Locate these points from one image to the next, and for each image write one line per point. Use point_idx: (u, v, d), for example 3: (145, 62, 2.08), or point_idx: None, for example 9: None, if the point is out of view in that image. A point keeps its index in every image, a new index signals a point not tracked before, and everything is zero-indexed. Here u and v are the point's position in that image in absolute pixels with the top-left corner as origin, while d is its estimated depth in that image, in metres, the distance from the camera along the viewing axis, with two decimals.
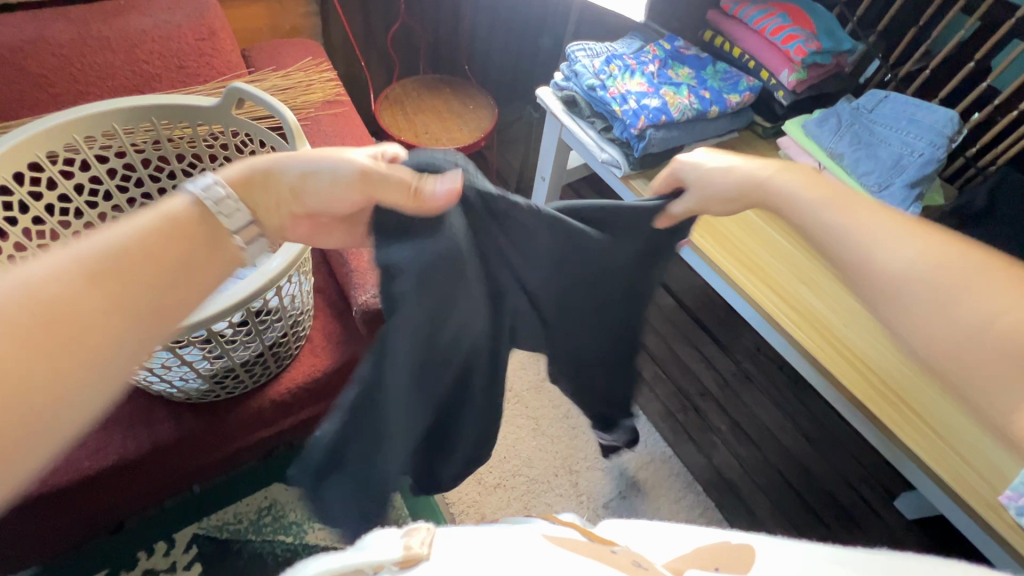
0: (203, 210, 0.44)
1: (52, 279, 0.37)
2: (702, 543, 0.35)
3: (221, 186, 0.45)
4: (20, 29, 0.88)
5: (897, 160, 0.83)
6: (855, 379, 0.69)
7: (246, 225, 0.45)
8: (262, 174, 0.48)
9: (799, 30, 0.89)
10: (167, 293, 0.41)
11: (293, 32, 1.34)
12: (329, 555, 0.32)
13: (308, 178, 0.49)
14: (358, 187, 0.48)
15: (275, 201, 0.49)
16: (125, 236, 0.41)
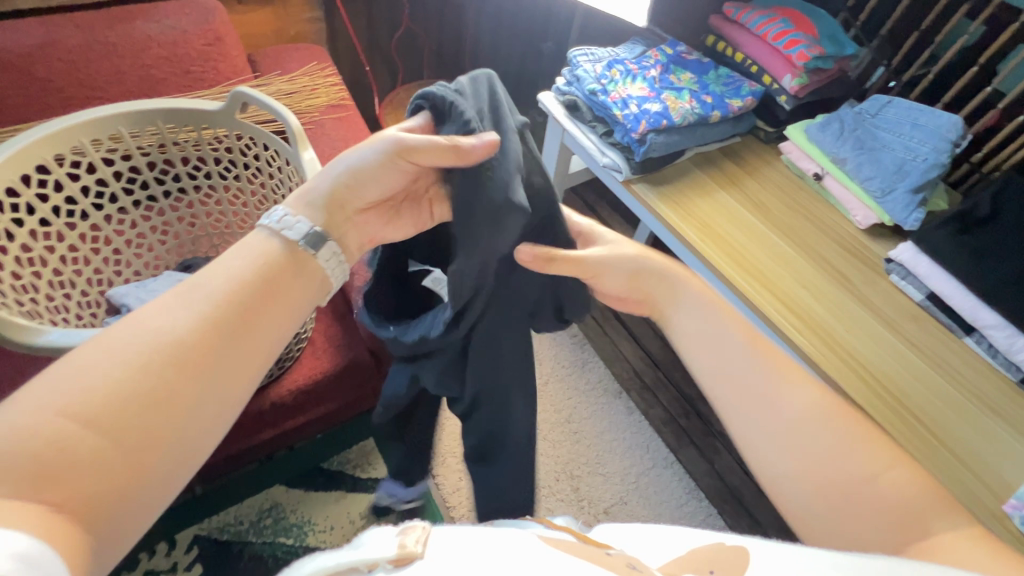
0: (282, 239, 0.43)
1: (174, 320, 0.37)
2: (697, 545, 0.35)
3: (288, 212, 0.45)
4: (30, 34, 0.90)
5: (899, 166, 0.82)
6: (857, 384, 0.69)
7: (311, 234, 0.44)
8: (315, 192, 0.48)
9: (801, 34, 0.89)
10: (262, 315, 0.40)
11: (298, 38, 1.35)
12: (324, 553, 0.32)
13: (358, 179, 0.48)
14: (401, 157, 0.48)
15: (336, 208, 0.48)
16: (208, 270, 0.40)
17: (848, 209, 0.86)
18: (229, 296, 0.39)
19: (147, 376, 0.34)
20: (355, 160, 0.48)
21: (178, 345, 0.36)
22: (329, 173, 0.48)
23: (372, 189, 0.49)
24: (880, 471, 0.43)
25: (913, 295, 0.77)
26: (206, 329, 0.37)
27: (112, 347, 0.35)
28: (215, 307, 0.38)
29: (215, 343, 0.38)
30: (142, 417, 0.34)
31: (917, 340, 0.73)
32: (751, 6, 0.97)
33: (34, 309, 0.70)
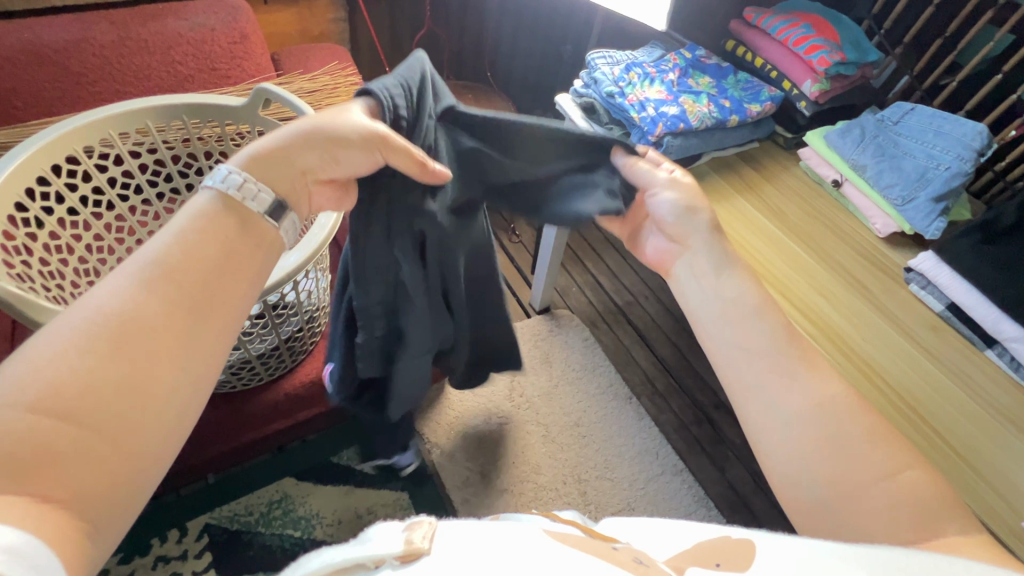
0: (231, 203, 0.41)
1: (126, 297, 0.34)
2: (704, 538, 0.35)
3: (240, 174, 0.42)
4: (65, 30, 0.93)
5: (922, 173, 0.81)
6: (872, 394, 0.67)
7: (273, 205, 0.43)
8: (272, 155, 0.44)
9: (823, 40, 0.89)
10: (222, 291, 0.39)
11: (322, 37, 1.37)
12: (333, 549, 0.33)
13: (322, 154, 0.46)
14: (379, 148, 0.46)
15: (297, 177, 0.46)
16: (163, 246, 0.37)
17: (867, 217, 0.85)
18: (181, 267, 0.37)
19: (96, 357, 0.32)
20: (321, 133, 0.45)
21: (139, 321, 0.34)
22: (291, 138, 0.45)
23: (336, 168, 0.47)
24: (895, 471, 0.42)
25: (932, 305, 0.76)
26: (167, 307, 0.35)
27: (75, 332, 0.33)
28: (169, 280, 0.36)
29: (181, 327, 0.36)
30: (147, 404, 0.33)
31: (936, 351, 0.72)
32: (772, 11, 0.96)
33: (59, 294, 0.72)
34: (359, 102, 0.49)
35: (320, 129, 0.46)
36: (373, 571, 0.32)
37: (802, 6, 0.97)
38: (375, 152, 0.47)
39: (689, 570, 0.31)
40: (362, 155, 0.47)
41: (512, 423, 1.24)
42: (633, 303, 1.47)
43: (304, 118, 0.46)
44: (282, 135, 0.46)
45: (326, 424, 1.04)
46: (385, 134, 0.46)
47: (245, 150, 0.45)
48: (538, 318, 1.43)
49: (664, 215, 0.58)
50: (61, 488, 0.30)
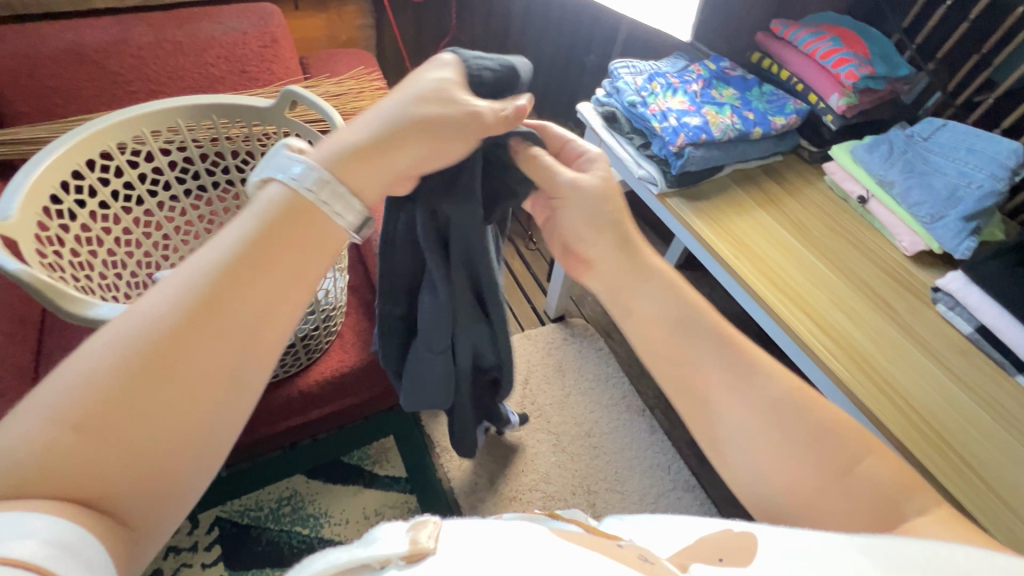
0: (309, 206, 0.39)
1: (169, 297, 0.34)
2: (706, 532, 0.35)
3: (323, 176, 0.40)
4: (105, 31, 0.96)
5: (952, 191, 0.78)
6: (894, 416, 0.65)
7: (357, 212, 0.41)
8: (365, 155, 0.42)
9: (852, 54, 0.87)
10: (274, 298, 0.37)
11: (350, 43, 1.40)
12: (337, 549, 0.33)
13: (427, 146, 0.43)
14: (477, 135, 0.45)
15: (391, 177, 0.44)
16: (221, 249, 0.36)
17: (894, 234, 0.83)
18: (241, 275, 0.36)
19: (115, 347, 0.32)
20: (423, 120, 0.43)
21: (176, 322, 0.34)
22: (390, 130, 0.42)
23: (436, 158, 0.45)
24: (921, 498, 0.41)
25: (960, 327, 0.73)
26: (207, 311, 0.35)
27: (116, 325, 0.34)
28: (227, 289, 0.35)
29: (222, 328, 0.35)
30: None
31: (963, 375, 0.70)
32: (800, 23, 0.95)
33: (88, 284, 0.74)
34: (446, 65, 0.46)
35: (415, 119, 0.43)
36: (379, 572, 0.31)
37: (830, 19, 0.96)
38: (474, 137, 0.45)
39: (693, 566, 0.31)
40: (460, 145, 0.45)
41: (523, 431, 1.24)
42: None
43: (395, 101, 0.43)
44: (372, 128, 0.42)
45: (341, 422, 1.05)
46: (482, 111, 0.45)
47: (335, 148, 0.42)
48: (553, 326, 1.42)
49: (568, 228, 0.53)
50: (71, 476, 0.30)
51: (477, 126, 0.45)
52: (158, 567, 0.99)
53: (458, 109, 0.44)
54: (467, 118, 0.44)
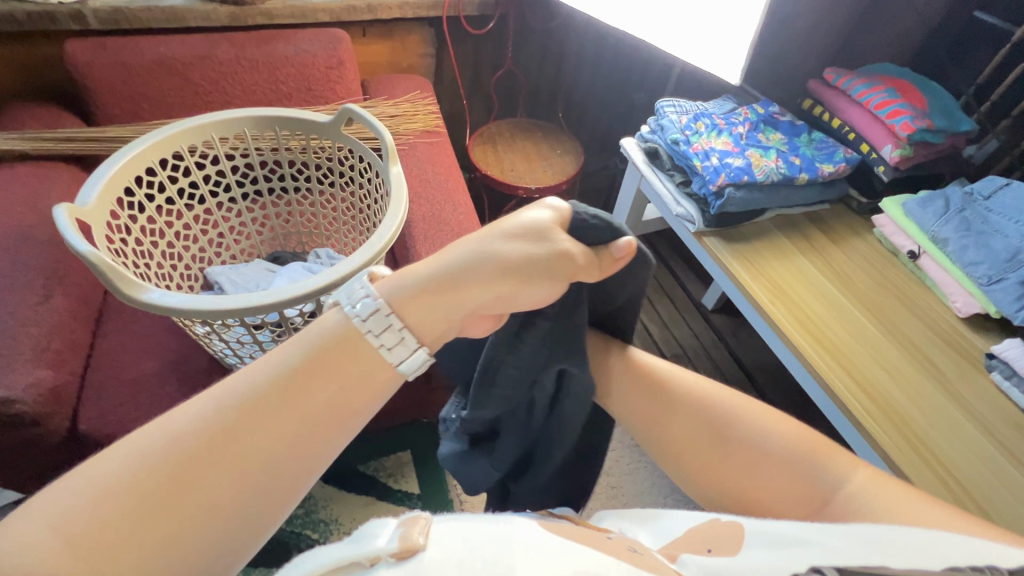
0: (360, 333, 0.44)
1: (263, 372, 0.41)
2: (694, 524, 0.42)
3: (375, 303, 0.44)
4: (192, 47, 1.05)
5: (1014, 253, 0.74)
6: (939, 492, 0.60)
7: (400, 355, 0.44)
8: (441, 291, 0.46)
9: (908, 106, 0.85)
10: (342, 371, 0.43)
11: (409, 69, 1.47)
12: (328, 549, 0.32)
13: (508, 278, 0.46)
14: (557, 275, 0.47)
15: (466, 311, 0.47)
16: (302, 344, 0.43)
17: (946, 293, 0.78)
18: (325, 360, 0.43)
19: (218, 392, 0.40)
20: (506, 257, 0.46)
21: (262, 380, 0.41)
22: (465, 263, 0.46)
23: (514, 292, 0.47)
24: None
25: (1016, 400, 0.67)
26: (286, 373, 0.41)
27: (229, 382, 0.41)
28: (315, 373, 0.42)
29: (300, 384, 0.41)
30: (234, 425, 0.39)
31: (1020, 452, 0.64)
32: (856, 74, 0.94)
33: (146, 272, 0.80)
34: (550, 212, 0.49)
35: (499, 257, 0.46)
36: (367, 570, 0.30)
37: (890, 71, 0.94)
38: (559, 276, 0.47)
39: (683, 557, 0.38)
40: (543, 288, 0.47)
41: None
42: (682, 358, 1.43)
43: (482, 239, 0.47)
44: (455, 266, 0.46)
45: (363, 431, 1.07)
46: (574, 256, 0.48)
47: (411, 278, 0.46)
48: None
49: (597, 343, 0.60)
50: (151, 477, 0.36)
51: (563, 268, 0.47)
52: None
53: (551, 257, 0.47)
54: (550, 257, 0.47)
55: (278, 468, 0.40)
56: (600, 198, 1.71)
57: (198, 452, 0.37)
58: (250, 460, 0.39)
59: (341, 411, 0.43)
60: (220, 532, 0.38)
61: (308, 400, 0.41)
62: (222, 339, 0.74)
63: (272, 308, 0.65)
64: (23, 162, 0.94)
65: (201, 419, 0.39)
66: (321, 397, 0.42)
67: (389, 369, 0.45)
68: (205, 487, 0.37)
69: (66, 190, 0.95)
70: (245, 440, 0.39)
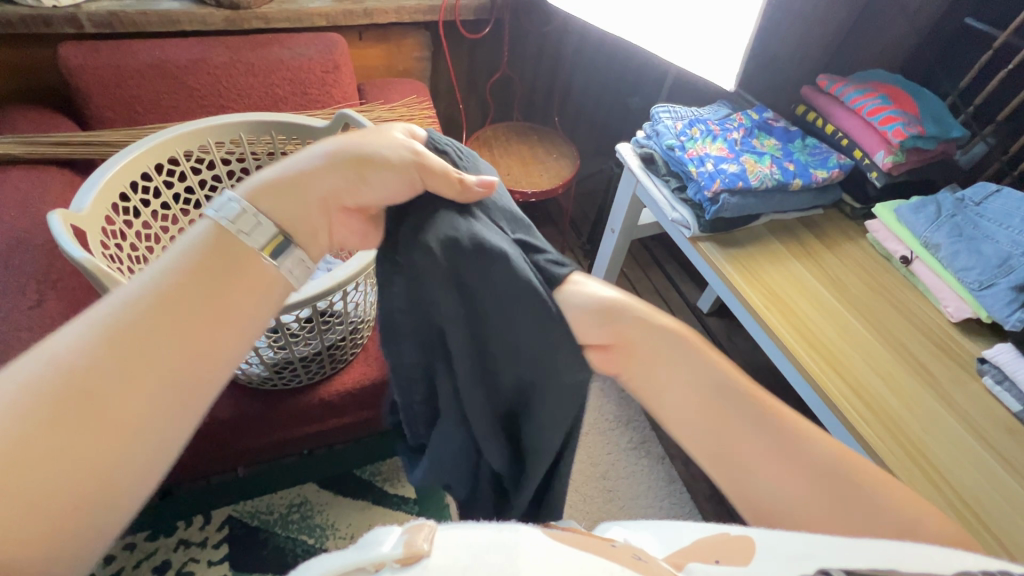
0: (228, 233, 0.40)
1: (138, 289, 0.37)
2: (703, 537, 0.39)
3: (238, 201, 0.41)
4: (188, 50, 1.05)
5: (1004, 259, 0.74)
6: (933, 497, 0.61)
7: (272, 238, 0.41)
8: (290, 184, 0.44)
9: (900, 113, 0.86)
10: (226, 278, 0.40)
11: (405, 73, 1.47)
12: (332, 556, 0.32)
13: (358, 170, 0.44)
14: (408, 167, 0.45)
15: (315, 203, 0.44)
16: (176, 257, 0.39)
17: (939, 298, 0.79)
18: (206, 266, 0.39)
19: (84, 323, 0.35)
20: (354, 150, 0.45)
21: (136, 299, 0.36)
22: (314, 156, 0.44)
23: (366, 189, 0.45)
24: None
25: (1008, 404, 0.68)
26: (164, 285, 0.37)
27: (96, 310, 0.36)
28: (198, 278, 0.38)
29: (184, 295, 0.37)
30: (115, 347, 0.35)
31: (1009, 455, 0.64)
32: (848, 80, 0.95)
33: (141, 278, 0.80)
34: (405, 132, 0.50)
35: (349, 150, 0.44)
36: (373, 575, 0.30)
37: (881, 78, 0.95)
38: (409, 174, 0.45)
39: (688, 566, 0.35)
40: (390, 186, 0.45)
41: None
42: None
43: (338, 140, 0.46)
44: (307, 161, 0.44)
45: (359, 435, 1.07)
46: (427, 157, 0.46)
47: (262, 177, 0.44)
48: None
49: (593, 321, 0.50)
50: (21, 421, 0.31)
51: (414, 166, 0.46)
52: (167, 559, 1.01)
53: (401, 155, 0.45)
54: (403, 155, 0.45)
55: (175, 381, 0.36)
56: (595, 202, 1.71)
57: (76, 390, 0.33)
58: (144, 379, 0.35)
59: (234, 317, 0.39)
60: (126, 467, 0.34)
61: (196, 307, 0.38)
62: None
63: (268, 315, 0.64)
64: (16, 166, 0.94)
65: (72, 349, 0.34)
66: (211, 302, 0.38)
67: (262, 268, 0.41)
68: (95, 414, 0.33)
69: (60, 194, 0.94)
70: (137, 368, 0.35)
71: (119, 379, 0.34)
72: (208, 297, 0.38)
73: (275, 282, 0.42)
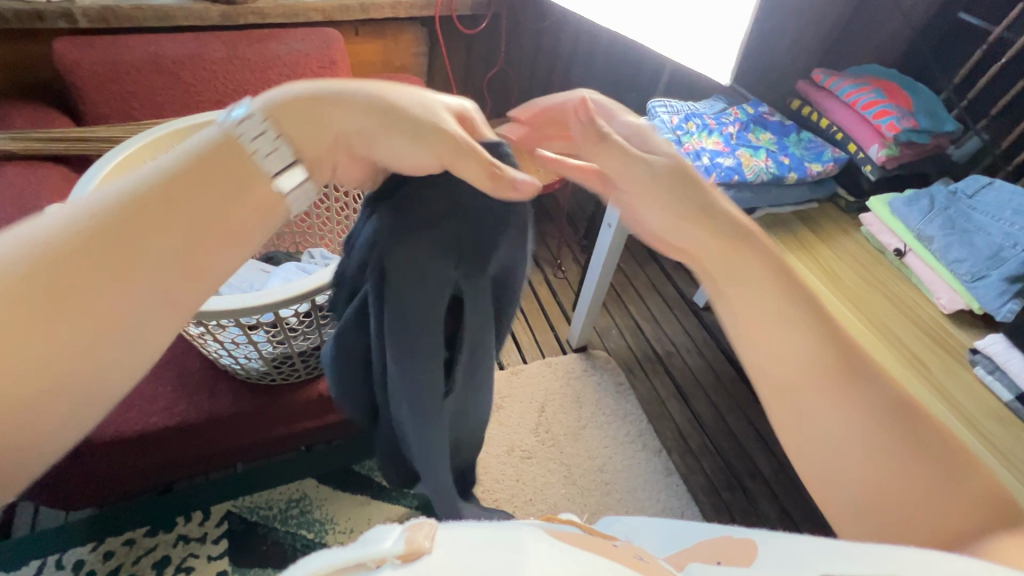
0: (237, 142, 0.37)
1: (131, 187, 0.33)
2: (706, 538, 0.38)
3: (258, 115, 0.38)
4: (183, 45, 1.05)
5: (995, 251, 0.75)
6: None
7: (285, 163, 0.38)
8: (312, 111, 0.40)
9: (894, 107, 0.87)
10: (230, 193, 0.36)
11: (402, 68, 1.46)
12: (329, 551, 0.28)
13: (381, 126, 0.41)
14: (445, 136, 0.42)
15: (328, 141, 0.41)
16: (178, 158, 0.35)
17: (931, 289, 0.80)
18: (210, 175, 0.36)
19: (70, 214, 0.32)
20: (390, 105, 0.41)
21: (131, 197, 0.33)
22: (346, 89, 0.41)
23: (386, 147, 0.42)
24: None
25: (999, 394, 0.69)
26: (160, 186, 0.34)
27: (86, 201, 0.33)
28: (200, 187, 0.35)
29: (184, 201, 0.34)
30: (104, 247, 0.31)
31: (1001, 444, 0.65)
32: (843, 75, 0.96)
33: None
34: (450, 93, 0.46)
35: (382, 103, 0.41)
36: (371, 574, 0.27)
37: (875, 72, 0.96)
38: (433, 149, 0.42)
39: (688, 568, 0.33)
40: (411, 154, 0.42)
41: (535, 459, 1.22)
42: (674, 353, 1.45)
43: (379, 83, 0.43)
44: (338, 92, 0.41)
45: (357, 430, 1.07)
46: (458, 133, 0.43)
47: (292, 89, 0.41)
48: (574, 356, 1.42)
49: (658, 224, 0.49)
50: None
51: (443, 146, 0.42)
52: (166, 555, 1.01)
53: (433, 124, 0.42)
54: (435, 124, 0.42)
55: (164, 294, 0.33)
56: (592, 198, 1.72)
57: (54, 285, 0.30)
58: (130, 286, 0.32)
59: (234, 235, 0.36)
60: (102, 380, 0.31)
61: (196, 219, 0.34)
62: (217, 340, 0.74)
63: (267, 308, 0.65)
64: (10, 162, 0.93)
65: (56, 238, 0.31)
66: (210, 217, 0.35)
67: (267, 188, 0.38)
68: (73, 314, 0.30)
69: (55, 190, 0.93)
70: (126, 267, 0.32)
71: (104, 278, 0.31)
72: (204, 204, 0.35)
73: (278, 205, 0.39)
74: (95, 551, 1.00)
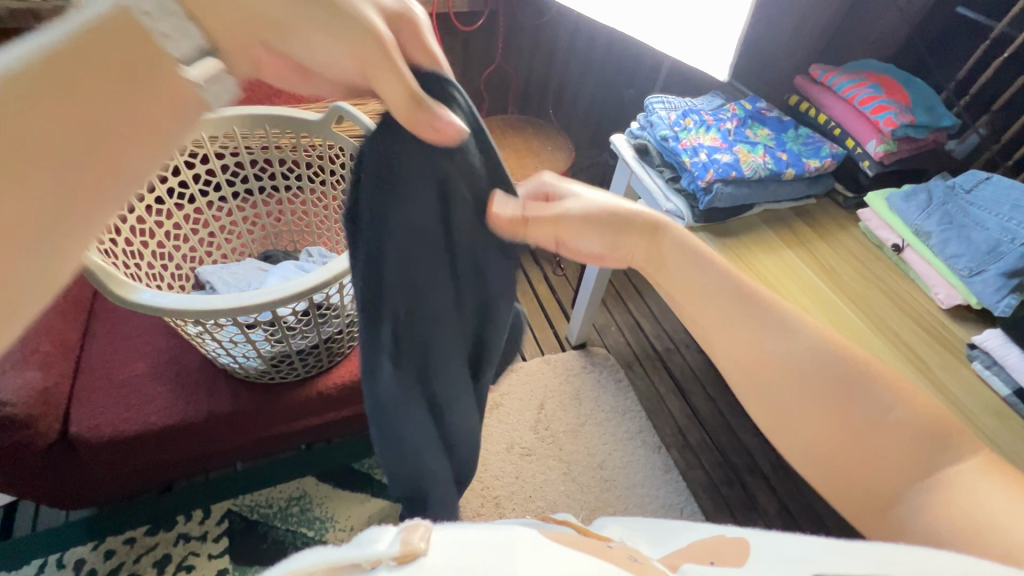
0: (136, 24, 0.34)
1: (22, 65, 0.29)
2: (700, 538, 0.38)
3: None
4: None
5: (994, 246, 0.75)
6: None
7: (203, 63, 0.37)
8: None
9: (892, 102, 0.87)
10: (135, 88, 0.34)
11: None
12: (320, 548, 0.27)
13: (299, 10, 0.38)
14: (372, 42, 0.39)
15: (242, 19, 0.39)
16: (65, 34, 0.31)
17: (929, 285, 0.80)
18: (108, 59, 0.33)
19: None
20: None
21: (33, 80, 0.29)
22: None
23: (303, 35, 0.39)
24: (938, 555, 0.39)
25: (997, 389, 0.70)
26: (64, 73, 0.31)
27: None
28: (102, 76, 0.33)
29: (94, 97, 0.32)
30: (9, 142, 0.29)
31: (999, 440, 0.65)
32: (840, 70, 0.96)
33: (136, 273, 0.80)
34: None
35: None
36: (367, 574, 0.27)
37: (873, 67, 0.96)
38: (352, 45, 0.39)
39: (683, 567, 0.33)
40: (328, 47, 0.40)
41: (535, 456, 1.23)
42: (673, 350, 1.45)
43: None
44: None
45: (356, 429, 1.08)
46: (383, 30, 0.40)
47: None
48: (573, 352, 1.42)
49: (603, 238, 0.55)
50: None
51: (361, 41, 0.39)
52: (167, 554, 1.02)
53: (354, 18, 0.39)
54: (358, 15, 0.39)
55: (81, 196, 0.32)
56: None
57: None
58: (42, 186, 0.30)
59: (149, 136, 0.36)
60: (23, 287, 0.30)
61: (104, 115, 0.33)
62: (215, 339, 0.74)
63: (264, 308, 0.65)
64: None
65: None
66: (120, 115, 0.34)
67: (179, 82, 0.36)
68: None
69: None
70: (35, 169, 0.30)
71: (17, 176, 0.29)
72: (122, 104, 0.34)
73: (189, 95, 0.37)
74: (95, 550, 1.00)
